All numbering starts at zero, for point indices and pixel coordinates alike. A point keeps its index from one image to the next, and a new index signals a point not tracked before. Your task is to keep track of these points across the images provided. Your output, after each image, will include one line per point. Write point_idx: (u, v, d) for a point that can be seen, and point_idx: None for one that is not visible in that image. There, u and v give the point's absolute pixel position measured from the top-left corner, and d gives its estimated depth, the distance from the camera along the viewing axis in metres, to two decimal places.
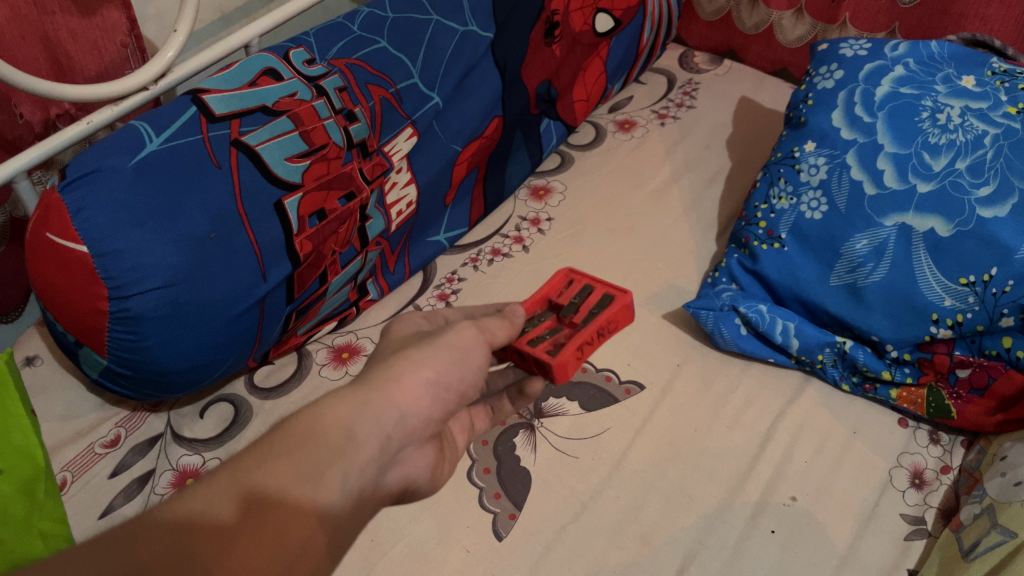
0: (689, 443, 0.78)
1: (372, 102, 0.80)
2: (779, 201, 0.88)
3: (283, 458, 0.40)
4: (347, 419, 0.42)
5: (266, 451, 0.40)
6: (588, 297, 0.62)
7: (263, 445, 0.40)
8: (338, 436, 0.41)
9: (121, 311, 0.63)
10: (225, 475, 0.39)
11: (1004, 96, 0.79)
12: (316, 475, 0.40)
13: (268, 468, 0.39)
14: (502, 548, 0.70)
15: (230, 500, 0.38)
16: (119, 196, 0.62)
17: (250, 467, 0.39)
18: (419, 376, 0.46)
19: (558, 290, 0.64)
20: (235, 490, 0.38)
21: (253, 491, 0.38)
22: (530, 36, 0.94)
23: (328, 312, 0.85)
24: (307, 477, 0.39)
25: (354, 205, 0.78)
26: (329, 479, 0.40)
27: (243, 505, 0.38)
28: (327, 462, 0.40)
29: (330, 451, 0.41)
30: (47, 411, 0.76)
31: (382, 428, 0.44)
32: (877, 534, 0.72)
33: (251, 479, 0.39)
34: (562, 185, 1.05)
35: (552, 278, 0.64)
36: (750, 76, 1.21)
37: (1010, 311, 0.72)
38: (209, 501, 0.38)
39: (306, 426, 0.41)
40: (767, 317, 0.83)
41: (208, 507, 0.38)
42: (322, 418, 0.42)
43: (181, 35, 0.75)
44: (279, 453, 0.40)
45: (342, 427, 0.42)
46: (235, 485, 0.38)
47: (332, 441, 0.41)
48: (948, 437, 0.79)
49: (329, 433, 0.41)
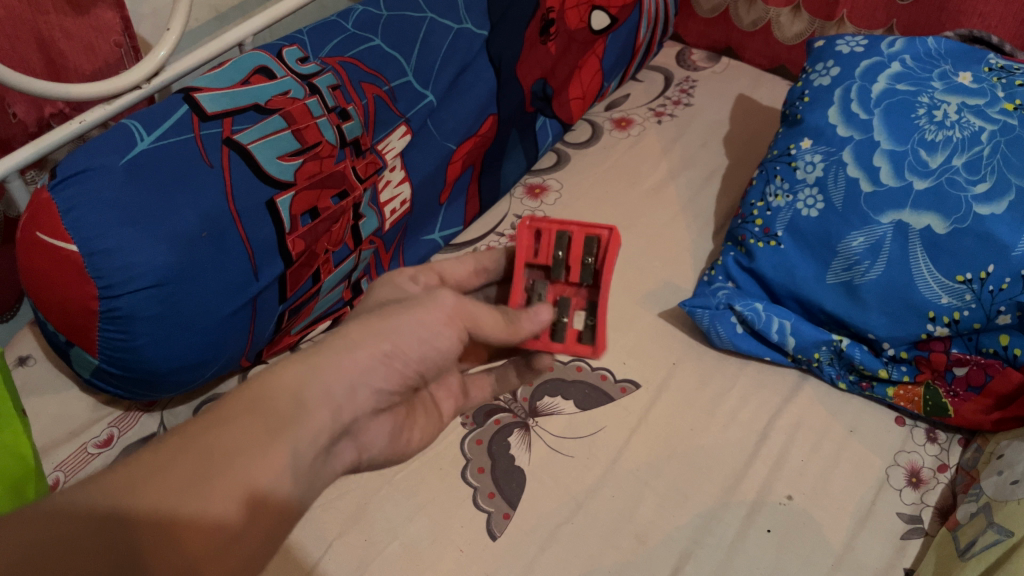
0: (684, 441, 0.77)
1: (366, 100, 0.79)
2: (775, 199, 0.87)
3: (245, 416, 0.39)
4: (296, 385, 0.41)
5: (221, 416, 0.39)
6: (569, 247, 0.57)
7: (217, 408, 0.39)
8: (287, 401, 0.40)
9: (110, 311, 0.63)
10: (172, 443, 0.37)
11: (1001, 92, 0.78)
12: (271, 441, 0.39)
13: (219, 431, 0.38)
14: (496, 548, 0.70)
15: (179, 464, 0.36)
16: (109, 195, 0.61)
17: (201, 433, 0.38)
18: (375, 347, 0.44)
19: (531, 250, 0.58)
20: (184, 456, 0.37)
21: (202, 457, 0.37)
22: (525, 33, 0.93)
23: (323, 311, 0.85)
24: (261, 444, 0.38)
25: (347, 204, 0.79)
26: (280, 447, 0.39)
27: (192, 470, 0.36)
28: (280, 428, 0.39)
29: (281, 418, 0.39)
30: (39, 411, 0.75)
31: (332, 398, 0.42)
32: (875, 534, 0.71)
33: (202, 445, 0.37)
34: (558, 183, 1.05)
35: (520, 240, 0.57)
36: (748, 73, 1.20)
37: (1007, 308, 0.72)
38: (156, 465, 0.36)
39: (256, 391, 0.40)
40: (763, 315, 0.83)
41: (154, 473, 0.36)
42: (272, 384, 0.40)
43: (174, 32, 0.74)
44: (236, 413, 0.39)
45: (291, 393, 0.41)
46: (183, 451, 0.37)
47: (282, 409, 0.40)
48: (945, 435, 0.79)
49: (278, 401, 0.40)
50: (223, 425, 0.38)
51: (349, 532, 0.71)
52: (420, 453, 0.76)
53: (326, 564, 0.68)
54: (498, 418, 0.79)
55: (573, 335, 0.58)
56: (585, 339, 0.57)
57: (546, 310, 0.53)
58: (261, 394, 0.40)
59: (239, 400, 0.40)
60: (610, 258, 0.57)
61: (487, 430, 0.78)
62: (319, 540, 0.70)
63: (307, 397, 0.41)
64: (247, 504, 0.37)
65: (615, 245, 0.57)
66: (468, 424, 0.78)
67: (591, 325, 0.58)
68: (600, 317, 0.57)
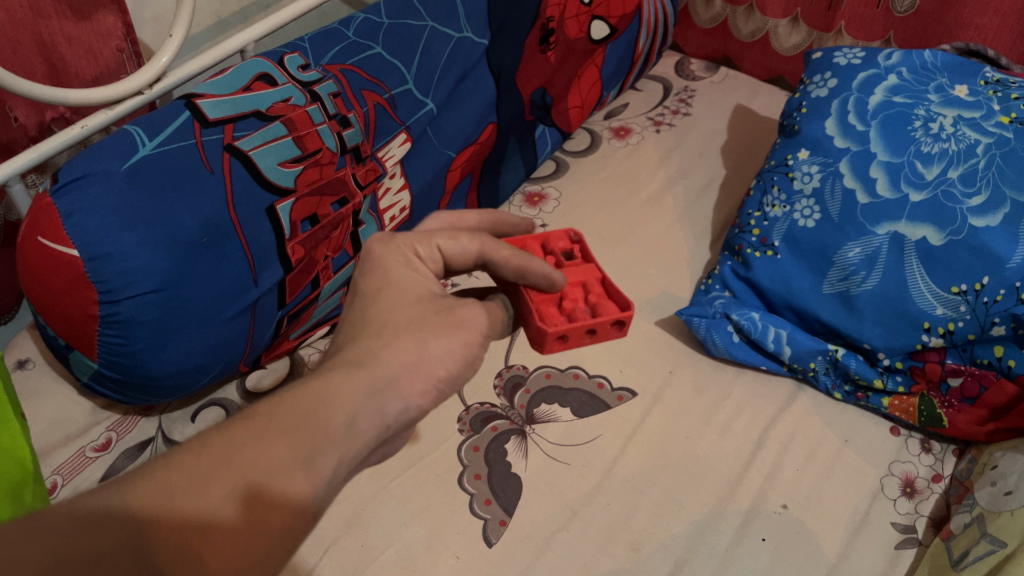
0: (680, 450, 0.78)
1: (366, 108, 0.80)
2: (773, 209, 0.88)
3: (283, 437, 0.37)
4: (353, 407, 0.39)
5: (264, 429, 0.37)
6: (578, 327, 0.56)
7: (261, 420, 0.37)
8: (340, 422, 0.38)
9: (110, 316, 0.63)
10: (214, 452, 0.36)
11: (997, 105, 0.79)
12: (312, 458, 0.37)
13: (261, 448, 0.36)
14: (492, 555, 0.70)
15: (219, 477, 0.35)
16: (111, 200, 0.62)
17: (244, 445, 0.36)
18: (431, 375, 0.42)
19: None
20: (225, 468, 0.35)
21: (241, 473, 0.35)
22: (525, 42, 0.94)
23: (323, 316, 0.85)
24: (303, 462, 0.36)
25: (347, 211, 0.79)
26: (319, 468, 0.37)
27: (229, 487, 0.35)
28: (324, 446, 0.37)
29: (326, 438, 0.37)
30: (37, 415, 0.76)
31: (385, 418, 0.40)
32: (867, 544, 0.72)
33: (242, 460, 0.35)
34: (557, 192, 1.05)
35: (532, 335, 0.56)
36: (746, 84, 1.21)
37: (1001, 320, 0.72)
38: (193, 478, 0.35)
39: (314, 405, 0.38)
40: (760, 324, 0.83)
41: (193, 485, 0.35)
42: (330, 401, 0.38)
43: (175, 38, 0.75)
44: (276, 433, 0.37)
45: (345, 414, 0.39)
46: (222, 462, 0.35)
47: (333, 431, 0.38)
48: (939, 446, 0.79)
49: (331, 422, 0.38)
50: (263, 442, 0.36)
51: (345, 538, 0.71)
52: (417, 459, 0.76)
53: (322, 570, 0.69)
54: (494, 425, 0.79)
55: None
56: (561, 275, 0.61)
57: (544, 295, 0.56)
58: (315, 410, 0.38)
59: (285, 417, 0.37)
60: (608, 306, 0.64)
61: (483, 437, 0.78)
62: (316, 546, 0.70)
63: (361, 423, 0.39)
64: (272, 518, 0.35)
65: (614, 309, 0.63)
66: (465, 430, 0.79)
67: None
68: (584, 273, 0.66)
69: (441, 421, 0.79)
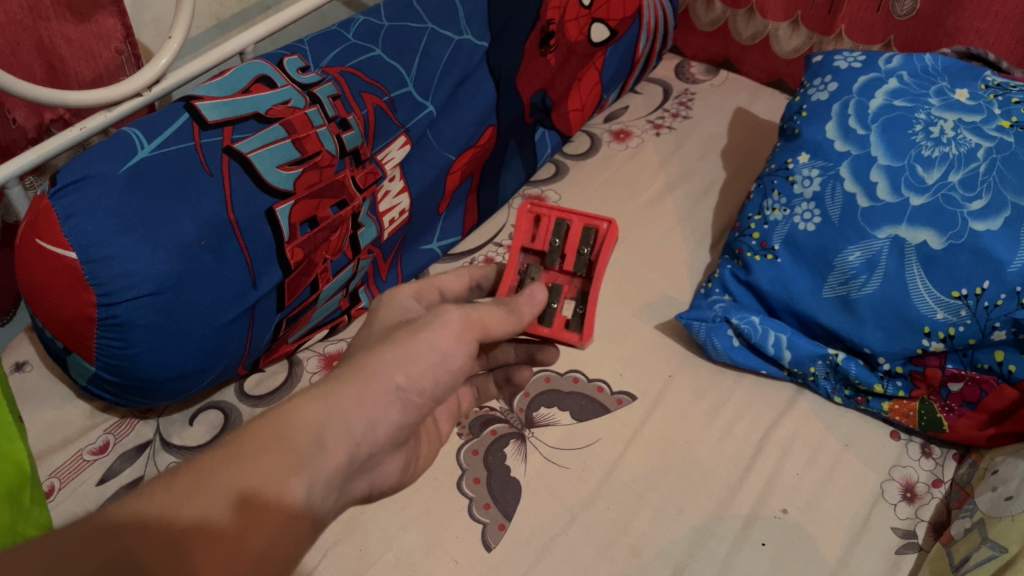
0: (680, 454, 0.78)
1: (366, 110, 0.80)
2: (773, 212, 0.88)
3: (255, 459, 0.39)
4: (318, 423, 0.41)
5: (236, 451, 0.39)
6: (567, 236, 0.61)
7: (232, 444, 0.39)
8: (307, 440, 0.40)
9: (110, 319, 0.63)
10: (188, 475, 0.38)
11: (998, 109, 0.79)
12: (283, 478, 0.39)
13: (233, 468, 0.38)
14: (491, 559, 0.70)
15: (194, 497, 0.37)
16: (111, 204, 0.61)
17: (217, 467, 0.38)
18: (388, 383, 0.44)
19: (529, 234, 0.63)
20: (198, 490, 0.37)
21: (215, 492, 0.37)
22: (525, 45, 0.94)
23: (321, 320, 0.85)
24: (274, 482, 0.38)
25: (346, 214, 0.79)
26: (294, 487, 0.39)
27: (203, 506, 0.37)
28: (294, 467, 0.39)
29: (296, 457, 0.39)
30: (35, 417, 0.75)
31: (351, 438, 0.42)
32: (868, 550, 0.71)
33: (215, 480, 0.38)
34: (557, 194, 1.05)
35: (519, 224, 0.63)
36: (746, 86, 1.21)
37: (1002, 324, 0.72)
38: (169, 501, 0.37)
39: (276, 430, 0.40)
40: (760, 328, 0.83)
41: (169, 508, 0.37)
42: (292, 422, 0.40)
43: (175, 40, 0.75)
44: (254, 450, 0.39)
45: (312, 432, 0.41)
46: (196, 483, 0.38)
47: (300, 448, 0.40)
48: (940, 450, 0.79)
49: (296, 438, 0.40)
50: (237, 464, 0.38)
51: (343, 543, 0.70)
52: None
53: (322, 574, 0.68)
54: (493, 428, 0.79)
55: (561, 321, 0.59)
56: (573, 326, 0.59)
57: (539, 290, 0.54)
58: (279, 432, 0.40)
59: (268, 433, 0.40)
60: (608, 246, 0.60)
61: (483, 441, 0.78)
62: (314, 549, 0.70)
63: (327, 437, 0.41)
64: (257, 518, 0.38)
65: (612, 238, 0.61)
66: (464, 433, 0.78)
67: (579, 313, 0.59)
68: (589, 304, 0.59)
69: None
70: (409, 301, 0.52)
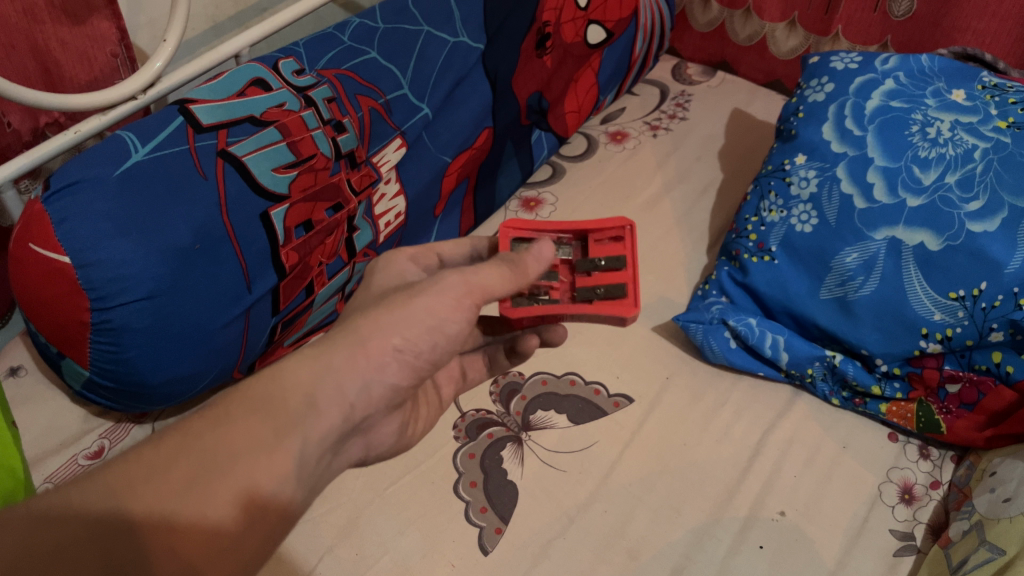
0: (678, 457, 0.77)
1: (361, 113, 0.79)
2: (769, 214, 0.87)
3: (245, 419, 0.41)
4: (309, 384, 0.43)
5: (223, 414, 0.41)
6: (609, 270, 0.57)
7: (220, 407, 0.42)
8: (300, 401, 0.43)
9: (103, 323, 0.63)
10: (174, 442, 0.40)
11: (995, 110, 0.79)
12: (274, 442, 0.41)
13: (222, 432, 0.40)
14: (488, 563, 0.69)
15: (179, 462, 0.39)
16: (104, 207, 0.61)
17: (204, 431, 0.40)
18: (386, 343, 0.45)
19: (598, 236, 0.60)
20: (185, 456, 0.39)
21: (204, 458, 0.39)
22: (521, 46, 0.94)
23: (316, 323, 0.85)
24: (266, 446, 0.41)
25: (341, 216, 0.78)
26: (285, 449, 0.41)
27: (191, 472, 0.39)
28: (287, 428, 0.42)
29: (289, 417, 0.42)
30: (30, 422, 0.75)
31: (345, 398, 0.44)
32: (866, 552, 0.71)
33: (203, 445, 0.40)
34: (554, 196, 1.05)
35: (603, 221, 0.60)
36: (743, 88, 1.21)
37: (999, 325, 0.72)
38: (154, 467, 0.39)
39: (268, 392, 0.42)
40: (757, 330, 0.83)
41: (154, 474, 0.39)
42: (285, 382, 0.43)
43: (169, 44, 0.74)
44: (239, 414, 0.41)
45: (305, 392, 0.43)
46: (184, 450, 0.40)
47: (292, 408, 0.42)
48: (938, 452, 0.79)
49: (289, 398, 0.42)
50: (224, 425, 0.41)
51: (340, 546, 0.70)
52: (412, 467, 0.76)
53: None
54: (490, 432, 0.79)
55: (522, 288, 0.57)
56: (518, 301, 0.56)
57: (549, 248, 0.52)
58: (272, 395, 0.42)
59: (254, 398, 0.42)
60: (604, 309, 0.55)
61: (479, 444, 0.78)
62: (311, 551, 0.70)
63: (318, 398, 0.43)
64: (254, 499, 0.40)
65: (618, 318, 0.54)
66: (460, 437, 0.78)
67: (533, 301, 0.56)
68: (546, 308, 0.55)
69: (439, 430, 0.79)
70: (406, 265, 0.56)
